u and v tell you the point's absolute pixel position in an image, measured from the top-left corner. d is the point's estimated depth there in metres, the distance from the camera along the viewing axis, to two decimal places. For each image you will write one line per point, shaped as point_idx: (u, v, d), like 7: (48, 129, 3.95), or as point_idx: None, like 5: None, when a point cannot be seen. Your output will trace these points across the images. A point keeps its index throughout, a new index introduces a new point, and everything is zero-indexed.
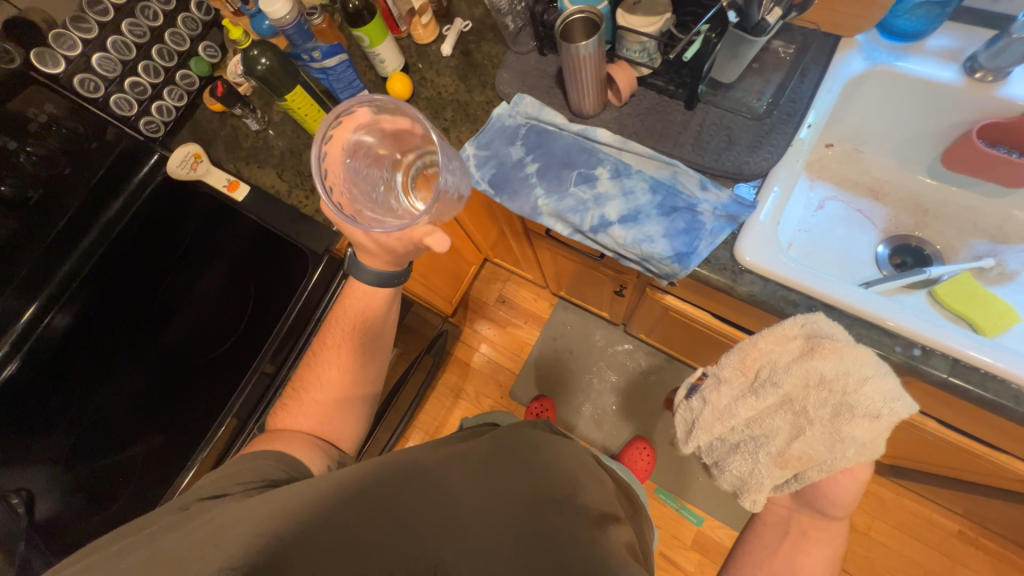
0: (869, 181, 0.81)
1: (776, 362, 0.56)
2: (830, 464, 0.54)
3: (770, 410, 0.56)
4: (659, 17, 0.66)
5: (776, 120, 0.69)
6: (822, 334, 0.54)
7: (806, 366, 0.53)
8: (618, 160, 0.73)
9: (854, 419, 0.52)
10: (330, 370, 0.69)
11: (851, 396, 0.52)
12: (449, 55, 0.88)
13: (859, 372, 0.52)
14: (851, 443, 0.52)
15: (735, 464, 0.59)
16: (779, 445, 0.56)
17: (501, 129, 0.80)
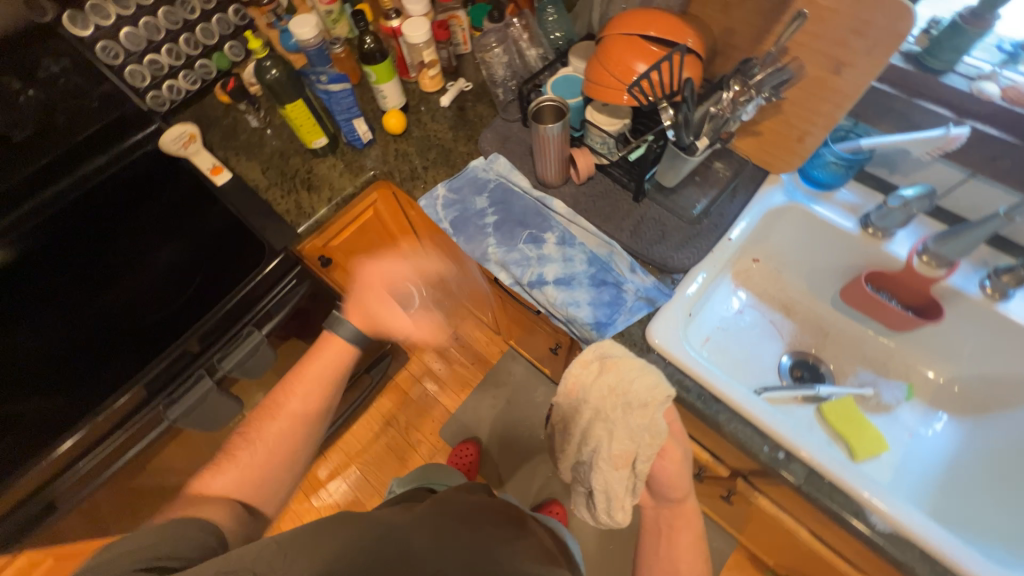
0: (784, 298, 0.91)
1: (585, 382, 0.68)
2: (643, 454, 0.64)
3: (592, 424, 0.69)
4: (621, 121, 0.76)
5: (705, 227, 0.79)
6: (609, 353, 0.67)
7: (600, 381, 0.66)
8: (566, 230, 0.82)
9: (635, 412, 0.63)
10: (277, 429, 0.69)
11: (628, 393, 0.64)
12: (446, 106, 0.99)
13: (632, 368, 0.65)
14: (641, 430, 0.63)
15: (596, 482, 0.69)
16: (607, 450, 0.67)
17: (473, 179, 0.89)
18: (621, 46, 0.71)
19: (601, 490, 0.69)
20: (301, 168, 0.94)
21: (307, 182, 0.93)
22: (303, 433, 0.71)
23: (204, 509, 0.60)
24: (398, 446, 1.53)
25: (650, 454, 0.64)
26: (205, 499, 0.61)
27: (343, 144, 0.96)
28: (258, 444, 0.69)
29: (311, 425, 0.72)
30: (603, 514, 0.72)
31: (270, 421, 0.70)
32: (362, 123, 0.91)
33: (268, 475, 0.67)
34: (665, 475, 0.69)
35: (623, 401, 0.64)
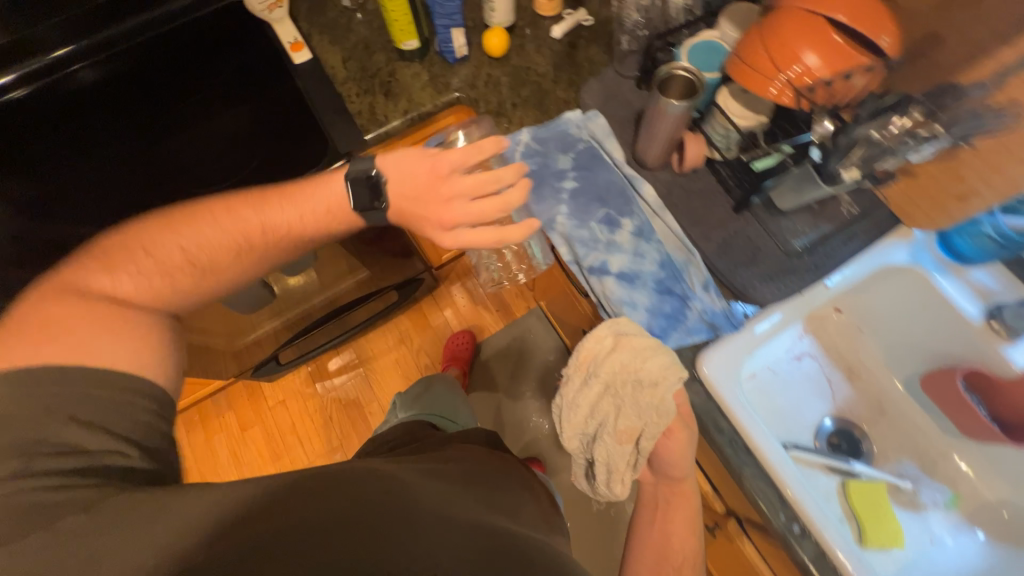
0: (852, 361, 0.82)
1: (599, 355, 0.67)
2: (648, 432, 0.63)
3: (600, 397, 0.68)
4: (756, 117, 0.65)
5: (802, 265, 0.69)
6: (624, 330, 0.65)
7: (614, 356, 0.64)
8: (647, 221, 0.73)
9: (643, 390, 0.62)
10: (212, 238, 0.64)
11: (639, 372, 0.62)
12: (557, 39, 0.86)
13: (645, 343, 0.63)
14: (647, 408, 0.62)
15: (600, 454, 0.69)
16: (611, 424, 0.66)
17: (563, 133, 0.79)
18: (795, 24, 0.57)
19: (602, 461, 0.69)
20: (383, 67, 0.86)
21: (386, 86, 0.85)
22: (252, 254, 0.66)
23: (121, 317, 0.56)
24: (406, 365, 1.58)
25: (655, 434, 0.62)
26: (108, 315, 0.55)
27: (433, 52, 0.86)
28: (189, 252, 0.63)
29: (258, 250, 0.66)
30: (604, 485, 0.73)
31: (203, 227, 0.64)
32: (462, 37, 0.82)
33: (191, 284, 0.63)
34: (669, 457, 0.67)
35: (632, 375, 0.63)
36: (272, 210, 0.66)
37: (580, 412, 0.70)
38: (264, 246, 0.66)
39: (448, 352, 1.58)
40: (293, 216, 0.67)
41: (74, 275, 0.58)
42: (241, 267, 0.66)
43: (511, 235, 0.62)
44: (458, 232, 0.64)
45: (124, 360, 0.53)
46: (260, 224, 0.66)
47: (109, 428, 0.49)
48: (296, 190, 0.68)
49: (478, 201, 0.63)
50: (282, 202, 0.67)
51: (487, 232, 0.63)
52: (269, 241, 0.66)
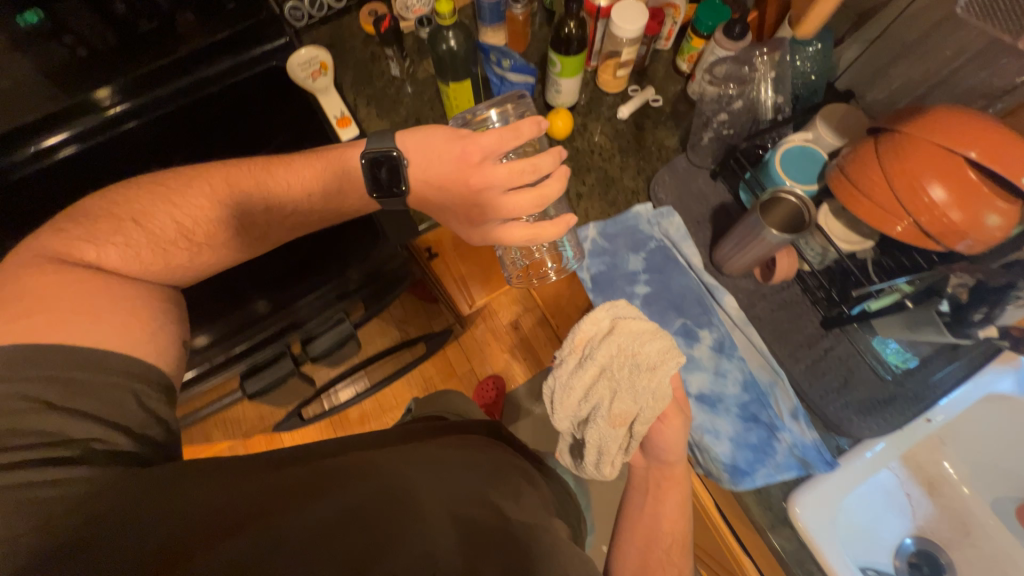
0: (934, 474, 0.76)
1: (594, 340, 0.63)
2: (644, 416, 0.58)
3: (593, 382, 0.62)
4: (860, 242, 0.60)
5: (902, 393, 0.63)
6: (623, 315, 0.63)
7: (612, 338, 0.61)
8: (727, 334, 0.68)
9: (642, 374, 0.58)
10: (195, 202, 0.59)
11: (639, 356, 0.59)
12: (623, 119, 0.80)
13: (644, 328, 0.61)
14: (647, 392, 0.58)
15: (590, 440, 0.62)
16: (606, 408, 0.60)
17: (633, 229, 0.74)
18: (935, 167, 0.50)
19: (591, 448, 0.62)
20: None
21: None
22: (249, 228, 0.62)
23: (97, 291, 0.51)
24: None
25: (653, 418, 0.58)
26: (92, 289, 0.51)
27: None
28: (183, 220, 0.58)
29: (255, 221, 0.62)
30: (589, 469, 0.66)
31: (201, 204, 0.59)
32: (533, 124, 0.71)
33: (186, 258, 0.60)
34: (664, 442, 0.61)
35: (630, 356, 0.60)
36: (276, 179, 0.62)
37: (569, 394, 0.63)
38: (262, 216, 0.62)
39: (478, 400, 1.53)
40: (294, 184, 0.62)
41: (59, 242, 0.53)
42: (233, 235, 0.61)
43: (544, 234, 0.60)
44: (488, 226, 0.63)
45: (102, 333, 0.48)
46: (260, 195, 0.61)
47: (102, 395, 0.45)
48: (303, 167, 0.63)
49: (512, 195, 0.60)
50: (284, 170, 0.63)
51: (517, 230, 0.61)
52: (267, 219, 0.63)
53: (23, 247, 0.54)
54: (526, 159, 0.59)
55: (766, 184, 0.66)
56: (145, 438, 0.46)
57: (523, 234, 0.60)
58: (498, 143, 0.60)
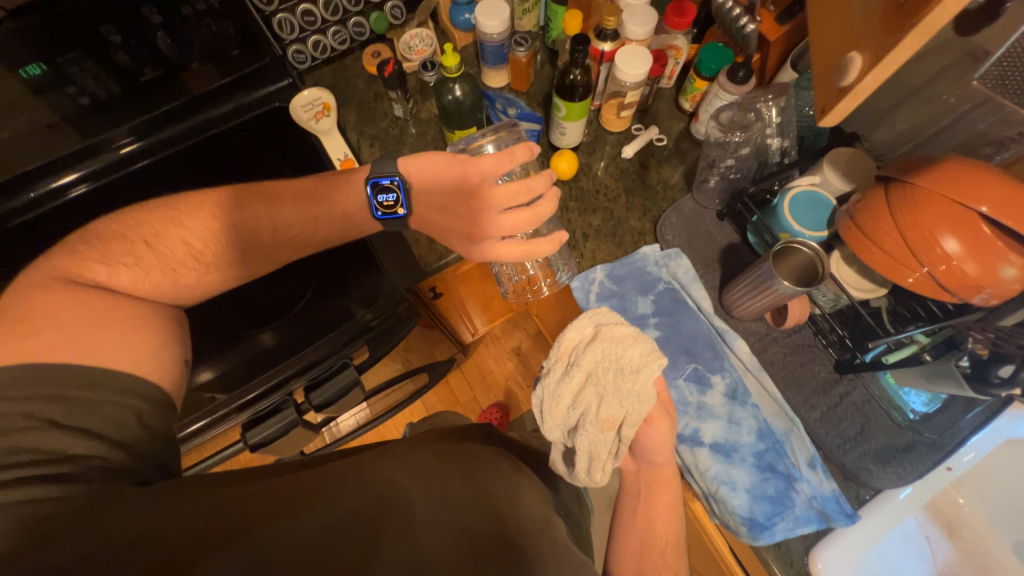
0: (952, 514, 0.74)
1: (579, 346, 0.63)
2: (630, 419, 0.58)
3: (581, 387, 0.62)
4: (873, 290, 0.59)
5: (921, 441, 0.62)
6: (605, 321, 0.63)
7: (595, 344, 0.61)
8: (739, 380, 0.67)
9: (627, 376, 0.58)
10: (203, 230, 0.60)
11: (621, 359, 0.59)
12: (627, 158, 0.80)
13: (625, 332, 0.60)
14: (632, 394, 0.57)
15: (580, 447, 0.61)
16: (594, 412, 0.60)
17: (641, 271, 0.73)
18: (949, 221, 0.49)
19: (582, 454, 0.61)
20: None
21: None
22: (250, 252, 0.63)
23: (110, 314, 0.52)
24: None
25: (640, 420, 0.57)
26: (98, 307, 0.52)
27: None
28: (189, 242, 0.60)
29: (259, 247, 0.64)
30: (580, 476, 0.64)
31: (210, 230, 0.61)
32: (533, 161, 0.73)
33: (194, 278, 0.61)
34: (653, 444, 0.61)
35: (614, 359, 0.60)
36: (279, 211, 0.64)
37: (558, 402, 0.63)
38: (268, 244, 0.64)
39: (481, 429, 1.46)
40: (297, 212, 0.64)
41: (62, 263, 0.55)
42: (239, 262, 0.63)
43: (540, 250, 0.62)
44: (487, 243, 0.63)
45: (108, 351, 0.50)
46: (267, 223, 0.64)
47: (110, 418, 0.47)
48: (309, 191, 0.66)
49: (510, 212, 0.62)
50: (292, 200, 0.65)
51: (513, 249, 0.62)
52: (270, 242, 0.65)
53: (34, 266, 0.55)
54: (521, 181, 0.62)
55: (774, 229, 0.65)
56: (137, 451, 0.47)
57: (518, 252, 0.62)
58: (497, 166, 0.63)
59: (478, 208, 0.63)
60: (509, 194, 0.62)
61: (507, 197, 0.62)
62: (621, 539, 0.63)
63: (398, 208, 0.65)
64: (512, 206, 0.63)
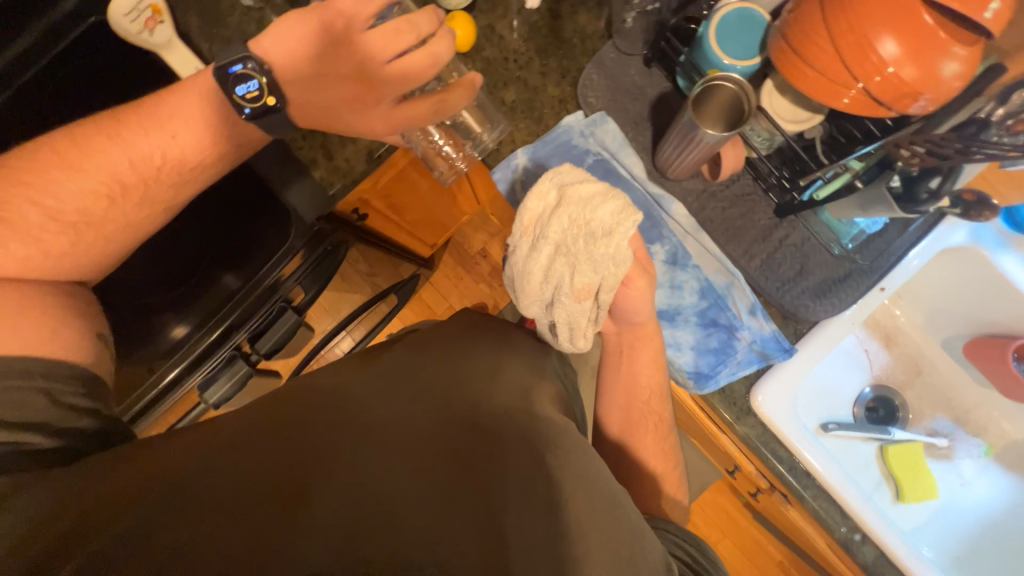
0: (889, 326, 0.79)
1: (543, 216, 0.57)
2: (607, 283, 0.54)
3: (552, 260, 0.57)
4: (808, 118, 0.53)
5: (856, 269, 0.62)
6: (569, 182, 0.55)
7: (560, 210, 0.54)
8: (679, 245, 0.64)
9: (598, 242, 0.52)
10: (74, 183, 0.52)
11: (591, 223, 0.52)
12: (533, 9, 0.66)
13: (593, 190, 0.53)
14: (605, 260, 0.53)
15: (559, 317, 0.59)
16: (569, 282, 0.56)
17: (566, 146, 0.66)
18: (883, 15, 0.43)
19: (561, 324, 0.60)
20: None
21: None
22: (135, 185, 0.54)
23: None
24: None
25: (617, 284, 0.54)
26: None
27: None
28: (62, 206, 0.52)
29: (135, 183, 0.54)
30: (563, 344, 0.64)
31: (80, 184, 0.52)
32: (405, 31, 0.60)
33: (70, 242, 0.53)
34: (631, 304, 0.59)
35: (583, 222, 0.53)
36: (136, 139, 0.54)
37: (530, 277, 0.59)
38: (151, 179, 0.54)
39: None
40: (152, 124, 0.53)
41: None
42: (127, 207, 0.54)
43: (452, 101, 0.57)
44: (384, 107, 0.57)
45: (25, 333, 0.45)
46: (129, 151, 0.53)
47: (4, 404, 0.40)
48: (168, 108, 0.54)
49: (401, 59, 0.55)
50: (141, 117, 0.54)
51: (421, 106, 0.57)
52: (148, 180, 0.55)
53: None
54: (399, 18, 0.54)
55: (702, 66, 0.56)
56: (71, 431, 0.42)
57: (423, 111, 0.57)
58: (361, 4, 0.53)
59: (362, 63, 0.54)
60: (391, 34, 0.54)
61: (389, 40, 0.54)
62: (608, 398, 0.66)
63: (266, 97, 0.52)
64: (397, 49, 0.54)
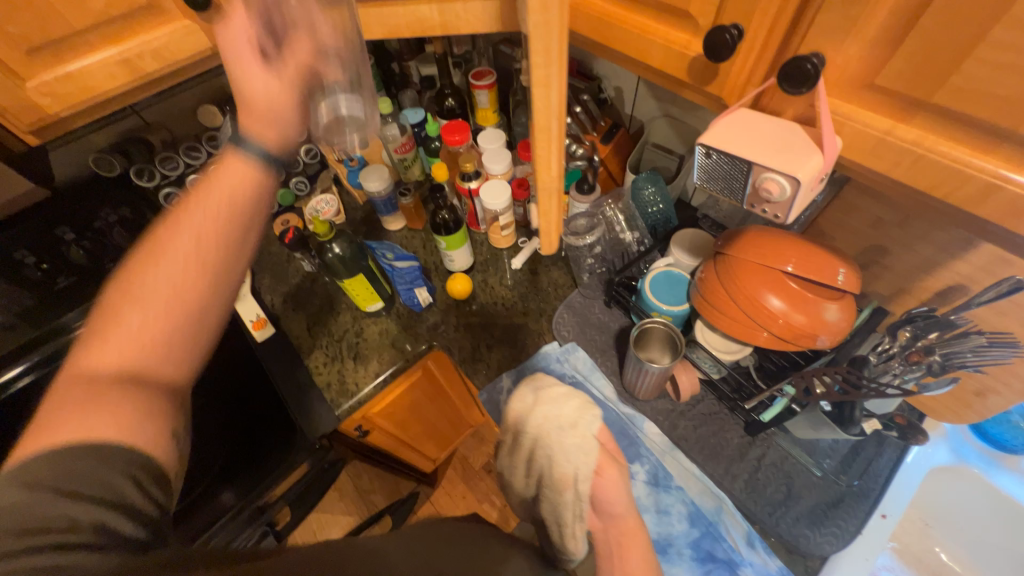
0: (936, 565, 0.69)
1: (521, 414, 0.61)
2: (584, 471, 0.56)
3: (531, 452, 0.59)
4: (741, 350, 0.62)
5: (847, 491, 0.60)
6: (544, 386, 0.63)
7: (535, 409, 0.60)
8: (659, 464, 0.66)
9: (565, 432, 0.58)
10: (160, 275, 0.45)
11: (562, 418, 0.59)
12: (517, 269, 0.88)
13: (561, 391, 0.62)
14: (574, 449, 0.57)
15: (545, 513, 0.57)
16: (547, 471, 0.57)
17: (545, 371, 0.76)
18: (764, 278, 0.56)
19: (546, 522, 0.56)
20: (349, 329, 0.84)
21: (354, 349, 0.82)
22: (193, 286, 0.46)
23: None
24: None
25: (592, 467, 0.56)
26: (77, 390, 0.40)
27: (400, 303, 0.86)
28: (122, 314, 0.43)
29: (207, 265, 0.47)
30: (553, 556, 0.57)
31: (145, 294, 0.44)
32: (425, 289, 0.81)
33: (157, 339, 0.44)
34: (608, 494, 0.57)
35: (556, 421, 0.59)
36: (178, 233, 0.46)
37: (512, 483, 0.61)
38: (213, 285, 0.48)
39: None
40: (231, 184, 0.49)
41: None
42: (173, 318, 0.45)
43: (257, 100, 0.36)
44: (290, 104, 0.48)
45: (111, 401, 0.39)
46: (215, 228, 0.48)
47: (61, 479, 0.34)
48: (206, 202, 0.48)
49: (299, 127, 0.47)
50: (195, 211, 0.47)
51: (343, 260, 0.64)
52: (206, 258, 0.47)
53: None
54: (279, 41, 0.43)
55: (646, 309, 0.71)
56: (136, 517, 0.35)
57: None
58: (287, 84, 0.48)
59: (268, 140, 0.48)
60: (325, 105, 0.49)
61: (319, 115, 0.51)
62: None
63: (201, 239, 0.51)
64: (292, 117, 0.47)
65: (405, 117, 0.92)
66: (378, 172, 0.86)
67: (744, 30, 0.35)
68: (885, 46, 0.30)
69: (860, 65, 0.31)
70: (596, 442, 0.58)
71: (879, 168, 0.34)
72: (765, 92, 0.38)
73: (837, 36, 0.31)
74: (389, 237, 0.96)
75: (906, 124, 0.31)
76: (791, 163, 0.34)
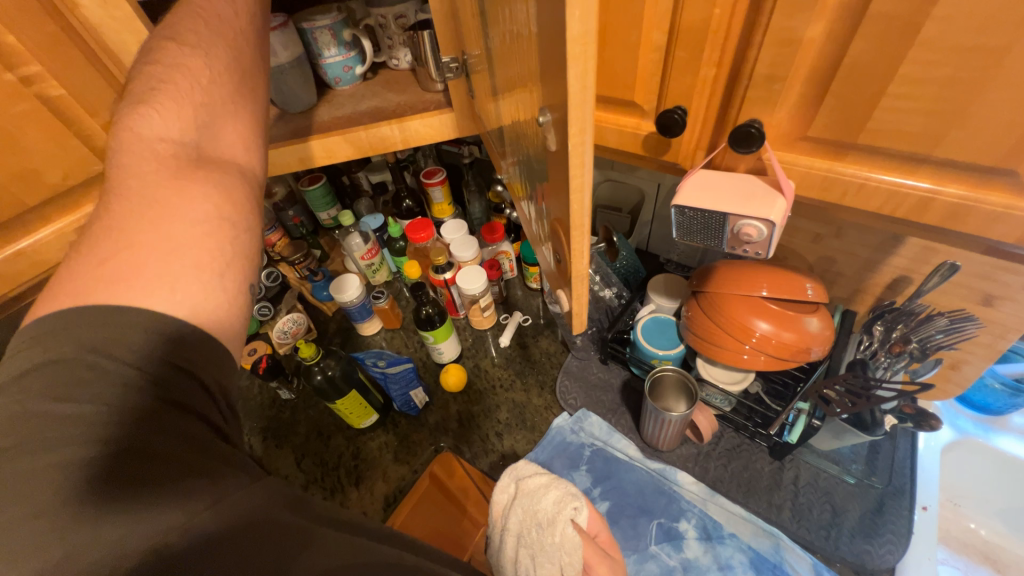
0: (981, 545, 0.70)
1: (503, 514, 0.55)
2: (569, 565, 0.47)
3: (518, 559, 0.51)
4: (744, 377, 0.65)
5: (884, 492, 0.61)
6: (524, 474, 0.57)
7: (516, 503, 0.54)
8: (704, 515, 0.63)
9: (544, 531, 0.49)
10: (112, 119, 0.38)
11: (536, 511, 0.51)
12: (506, 346, 0.87)
13: (539, 481, 0.54)
14: (553, 552, 0.48)
15: None
16: (536, 574, 0.49)
17: (563, 445, 0.73)
18: (745, 307, 0.60)
19: None
20: (345, 452, 0.77)
21: (355, 473, 0.75)
22: None
23: None
24: None
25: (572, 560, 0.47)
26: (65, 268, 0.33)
27: (394, 411, 0.81)
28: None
29: None
30: None
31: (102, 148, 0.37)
32: (420, 389, 0.78)
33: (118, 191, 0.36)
34: None
35: (532, 517, 0.51)
36: None
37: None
38: None
39: None
40: (165, 123, 0.37)
41: None
42: (217, 179, 0.36)
43: None
44: None
45: (153, 254, 0.31)
46: (153, 142, 0.36)
47: (131, 367, 0.27)
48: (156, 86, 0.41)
49: None
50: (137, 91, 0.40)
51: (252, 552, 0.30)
52: None
53: None
54: None
55: (644, 358, 0.72)
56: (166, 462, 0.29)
57: None
58: None
59: None
60: None
61: None
62: None
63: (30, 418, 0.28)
64: None
65: (367, 225, 0.94)
66: (350, 282, 0.84)
67: (688, 109, 0.41)
68: (807, 108, 0.36)
69: (792, 122, 0.37)
70: (580, 539, 0.48)
71: (830, 199, 0.39)
72: (715, 155, 0.43)
73: (767, 106, 0.37)
74: (367, 343, 0.92)
75: (843, 162, 0.37)
76: (762, 209, 0.39)
